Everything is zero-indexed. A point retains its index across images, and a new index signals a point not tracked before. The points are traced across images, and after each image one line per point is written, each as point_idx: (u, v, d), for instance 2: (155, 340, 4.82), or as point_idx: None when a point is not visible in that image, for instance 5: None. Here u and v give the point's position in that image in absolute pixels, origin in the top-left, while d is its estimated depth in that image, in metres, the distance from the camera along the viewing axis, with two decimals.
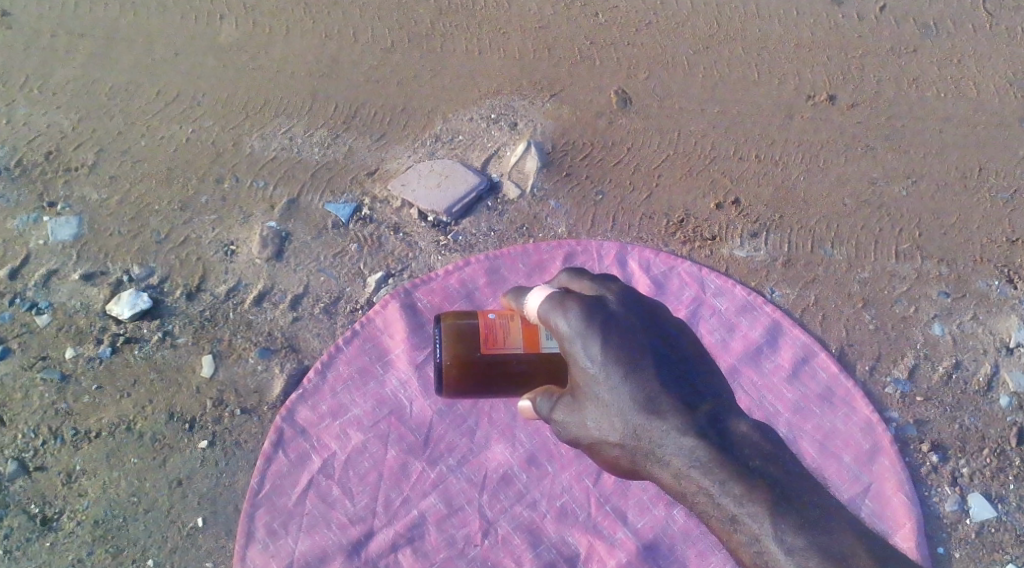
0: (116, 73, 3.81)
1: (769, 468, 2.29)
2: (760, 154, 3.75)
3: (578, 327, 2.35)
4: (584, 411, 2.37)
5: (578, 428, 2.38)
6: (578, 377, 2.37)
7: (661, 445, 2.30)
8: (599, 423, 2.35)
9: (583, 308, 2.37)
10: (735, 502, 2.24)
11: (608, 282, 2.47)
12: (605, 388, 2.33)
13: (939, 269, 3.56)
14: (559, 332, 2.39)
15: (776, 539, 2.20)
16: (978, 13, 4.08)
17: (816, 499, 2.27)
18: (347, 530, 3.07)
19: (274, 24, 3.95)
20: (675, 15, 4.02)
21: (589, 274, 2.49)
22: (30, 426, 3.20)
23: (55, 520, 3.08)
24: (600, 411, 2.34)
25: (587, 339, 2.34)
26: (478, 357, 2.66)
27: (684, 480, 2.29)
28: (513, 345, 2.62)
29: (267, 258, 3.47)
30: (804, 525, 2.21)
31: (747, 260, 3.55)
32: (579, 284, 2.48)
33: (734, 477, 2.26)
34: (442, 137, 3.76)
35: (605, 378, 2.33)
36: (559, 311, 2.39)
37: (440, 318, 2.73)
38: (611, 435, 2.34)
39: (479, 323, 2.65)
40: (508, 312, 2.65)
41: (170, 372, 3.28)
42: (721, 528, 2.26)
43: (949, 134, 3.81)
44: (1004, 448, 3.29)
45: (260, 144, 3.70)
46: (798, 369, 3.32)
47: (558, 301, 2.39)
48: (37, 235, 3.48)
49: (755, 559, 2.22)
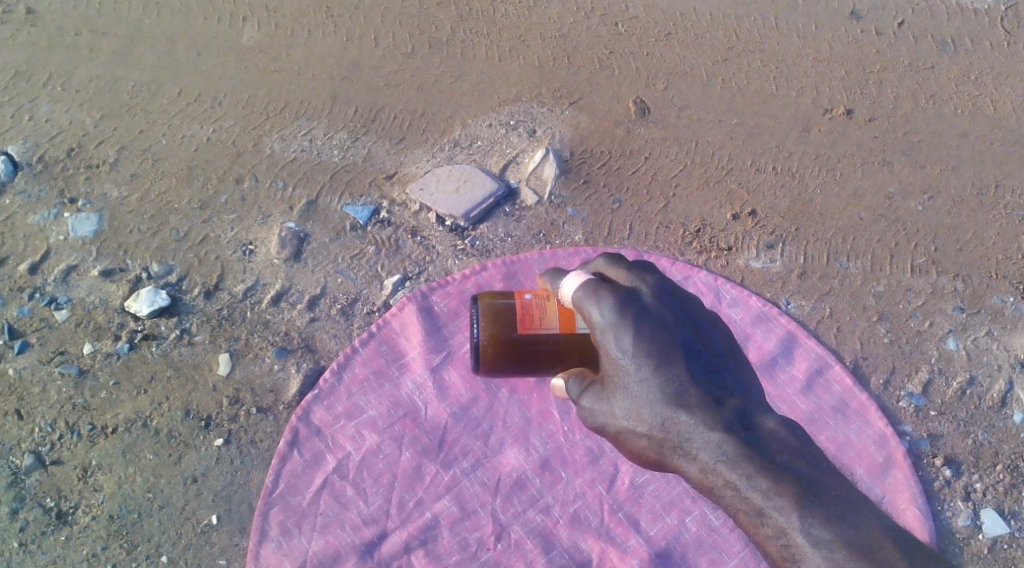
0: (139, 72, 3.84)
1: (796, 463, 2.33)
2: (776, 166, 3.76)
3: (611, 320, 2.41)
4: (611, 401, 2.43)
5: (605, 417, 2.45)
6: (608, 367, 2.43)
7: (690, 439, 2.35)
8: (627, 414, 2.41)
9: (616, 301, 2.42)
10: (763, 495, 2.28)
11: (643, 273, 2.49)
12: (635, 381, 2.39)
13: (954, 285, 3.57)
14: (592, 321, 2.45)
15: (805, 532, 2.24)
16: (996, 32, 4.09)
17: (840, 499, 2.30)
18: (361, 531, 3.08)
19: (295, 27, 3.97)
20: (694, 26, 4.04)
21: (625, 261, 2.52)
22: (47, 420, 3.21)
23: (70, 515, 3.10)
24: (628, 403, 2.40)
25: (619, 332, 2.40)
26: (514, 337, 2.72)
27: (711, 474, 2.34)
28: (550, 325, 2.69)
29: (285, 258, 3.49)
30: (832, 519, 2.25)
31: (763, 271, 3.56)
32: (614, 272, 2.51)
33: (762, 471, 2.30)
34: (460, 143, 3.78)
35: (635, 371, 2.39)
36: (593, 301, 2.45)
37: (477, 298, 2.78)
38: (639, 426, 2.40)
39: (516, 303, 2.72)
40: (544, 294, 2.73)
41: (187, 370, 3.30)
42: (747, 521, 2.31)
43: (965, 150, 3.82)
44: (1017, 464, 3.30)
45: (280, 146, 3.72)
46: (812, 380, 3.32)
47: (592, 291, 2.45)
48: (58, 230, 3.50)
49: (783, 553, 2.26)
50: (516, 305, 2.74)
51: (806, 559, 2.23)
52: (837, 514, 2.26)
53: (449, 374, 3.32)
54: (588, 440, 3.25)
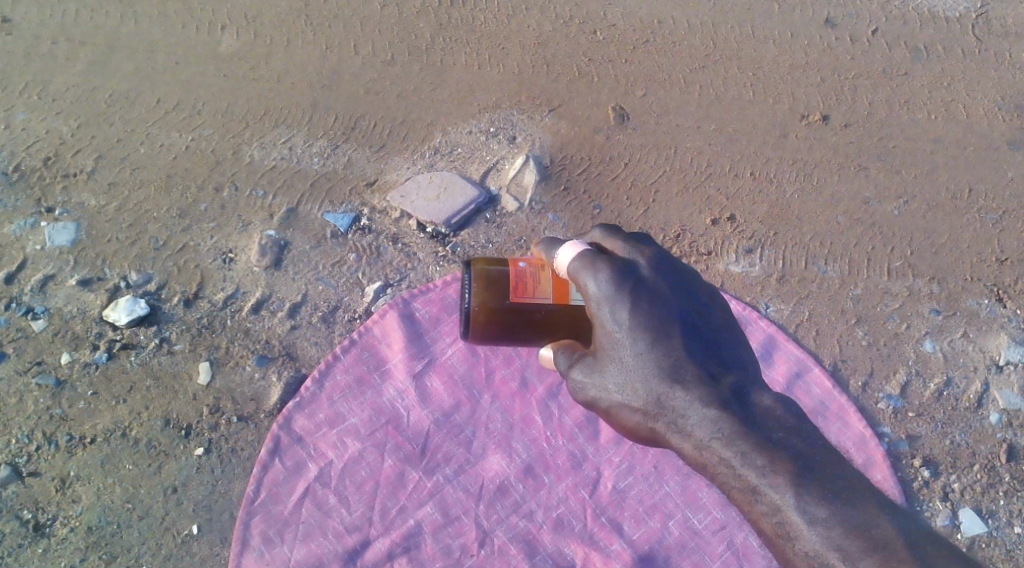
0: (117, 80, 3.83)
1: (792, 441, 2.36)
2: (754, 171, 3.80)
3: (608, 292, 2.43)
4: (604, 373, 2.44)
5: (597, 391, 2.45)
6: (602, 340, 2.44)
7: (686, 416, 2.38)
8: (621, 388, 2.42)
9: (614, 273, 2.44)
10: (758, 473, 2.32)
11: (640, 246, 2.52)
12: (630, 354, 2.41)
13: (930, 288, 3.61)
14: (587, 292, 2.46)
15: (799, 510, 2.27)
16: (967, 39, 4.15)
17: (812, 480, 2.31)
18: (344, 539, 3.07)
19: (275, 35, 3.97)
20: (672, 34, 4.08)
21: (621, 233, 2.54)
22: (24, 432, 3.18)
23: (48, 527, 3.07)
24: (623, 377, 2.42)
25: (616, 304, 2.42)
26: (507, 305, 2.70)
27: (706, 451, 2.37)
28: (542, 292, 2.69)
29: (265, 266, 3.48)
30: (827, 497, 2.28)
31: (742, 276, 3.59)
32: (611, 244, 2.53)
33: (756, 450, 2.33)
34: (441, 150, 3.79)
35: (630, 345, 2.41)
36: (590, 271, 2.45)
37: (469, 263, 2.75)
38: (634, 400, 2.42)
39: (511, 271, 2.70)
40: (538, 263, 2.73)
41: (166, 379, 3.28)
42: (743, 499, 2.34)
43: (939, 155, 3.87)
44: (994, 464, 3.32)
45: (260, 154, 3.71)
46: (792, 384, 3.36)
47: (589, 262, 2.46)
48: (35, 240, 3.48)
49: (777, 530, 2.30)
50: (509, 273, 2.72)
51: (800, 538, 2.27)
52: (809, 497, 2.28)
53: (431, 380, 3.32)
54: (571, 445, 3.25)
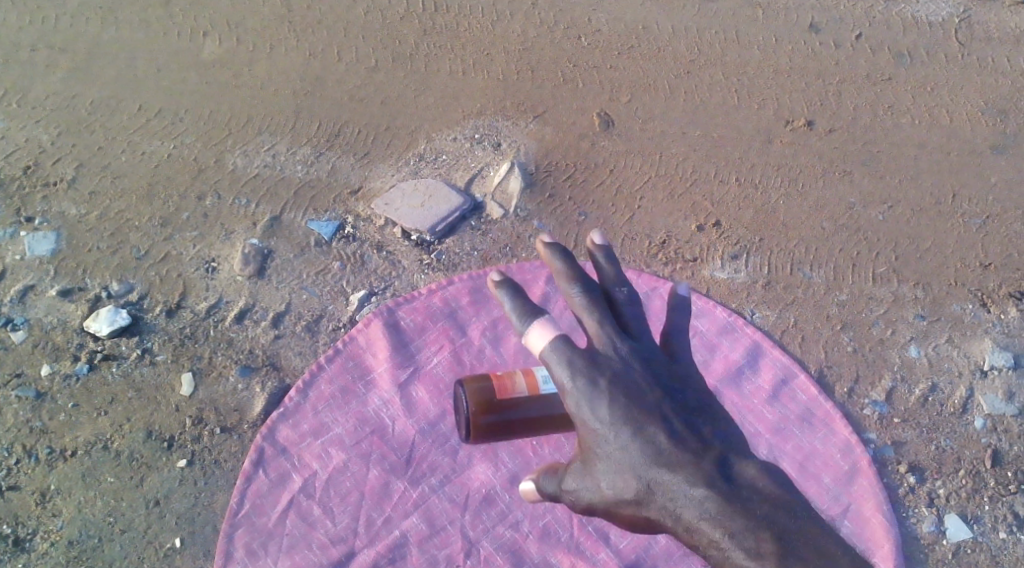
0: (99, 88, 3.80)
1: None
2: (739, 177, 3.80)
3: (586, 390, 2.45)
4: (594, 474, 2.43)
5: (590, 494, 2.42)
6: (586, 437, 2.45)
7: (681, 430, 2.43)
8: (612, 485, 2.40)
9: (587, 361, 2.48)
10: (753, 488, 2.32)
11: (614, 330, 2.55)
12: (617, 447, 2.41)
13: (915, 293, 3.60)
14: (564, 390, 2.49)
15: None
16: (950, 44, 4.16)
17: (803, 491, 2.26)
18: (328, 551, 3.04)
19: (258, 42, 3.96)
20: (656, 40, 4.09)
21: (598, 309, 2.58)
22: (4, 444, 3.14)
23: (27, 541, 3.02)
24: (613, 472, 2.41)
25: (596, 402, 2.44)
26: None
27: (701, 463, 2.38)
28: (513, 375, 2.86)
29: (248, 275, 3.46)
30: None
31: (728, 282, 3.58)
32: (587, 321, 2.57)
33: None
34: (426, 157, 3.77)
35: (616, 437, 2.42)
36: (565, 364, 2.49)
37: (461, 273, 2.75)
38: (628, 491, 2.39)
39: None
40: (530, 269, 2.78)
41: (149, 390, 3.25)
42: (735, 511, 2.30)
43: (923, 160, 3.87)
44: (978, 469, 3.31)
45: (243, 162, 3.69)
46: (778, 390, 3.36)
47: (564, 354, 2.49)
48: (14, 249, 3.44)
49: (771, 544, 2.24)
50: None
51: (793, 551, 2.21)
52: None
53: (417, 390, 3.30)
54: (557, 454, 3.24)
